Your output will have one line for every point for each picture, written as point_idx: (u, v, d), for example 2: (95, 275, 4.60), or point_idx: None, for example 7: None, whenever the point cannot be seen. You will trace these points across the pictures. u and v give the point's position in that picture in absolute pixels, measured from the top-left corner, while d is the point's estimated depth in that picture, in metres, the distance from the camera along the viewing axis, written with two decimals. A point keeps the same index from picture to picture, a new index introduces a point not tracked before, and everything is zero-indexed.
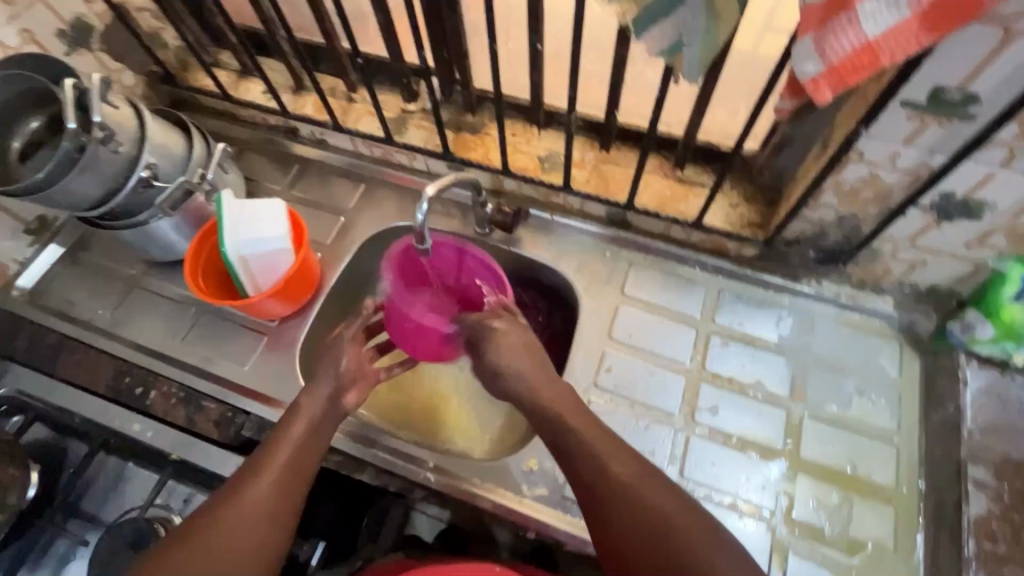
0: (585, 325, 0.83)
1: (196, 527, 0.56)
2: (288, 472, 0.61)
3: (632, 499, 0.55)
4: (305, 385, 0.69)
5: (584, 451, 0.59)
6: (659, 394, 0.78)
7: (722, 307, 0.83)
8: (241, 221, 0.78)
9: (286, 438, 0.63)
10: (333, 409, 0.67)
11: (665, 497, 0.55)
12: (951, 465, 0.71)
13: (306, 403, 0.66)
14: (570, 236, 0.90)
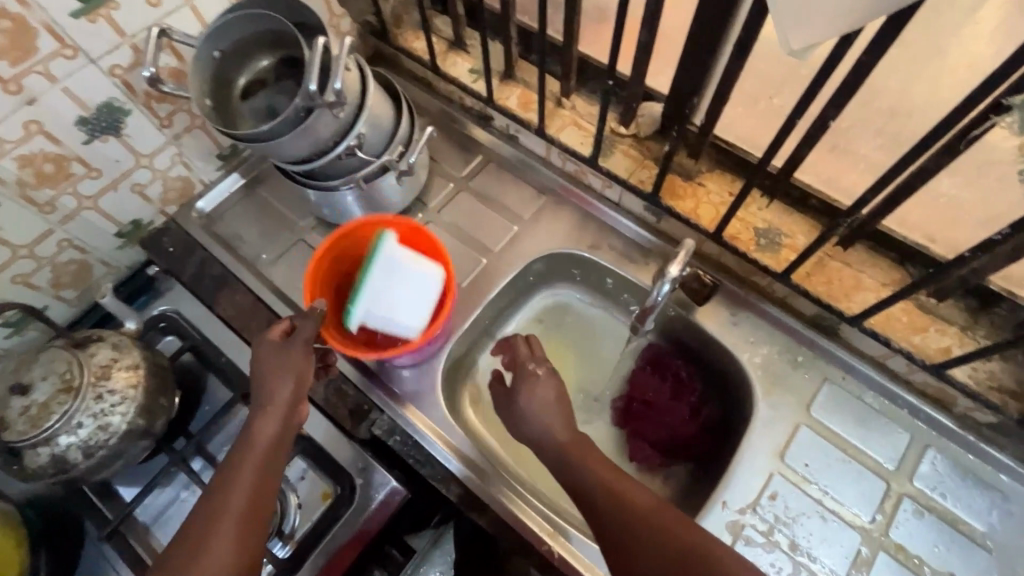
0: (755, 435, 0.73)
1: None
2: (248, 517, 0.58)
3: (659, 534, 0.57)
4: (253, 408, 0.64)
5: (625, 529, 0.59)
6: (824, 545, 0.67)
7: (924, 466, 0.70)
8: (385, 293, 0.73)
9: (240, 475, 0.60)
10: (288, 430, 0.63)
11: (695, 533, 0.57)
12: None
13: (258, 432, 0.62)
14: (764, 325, 0.78)
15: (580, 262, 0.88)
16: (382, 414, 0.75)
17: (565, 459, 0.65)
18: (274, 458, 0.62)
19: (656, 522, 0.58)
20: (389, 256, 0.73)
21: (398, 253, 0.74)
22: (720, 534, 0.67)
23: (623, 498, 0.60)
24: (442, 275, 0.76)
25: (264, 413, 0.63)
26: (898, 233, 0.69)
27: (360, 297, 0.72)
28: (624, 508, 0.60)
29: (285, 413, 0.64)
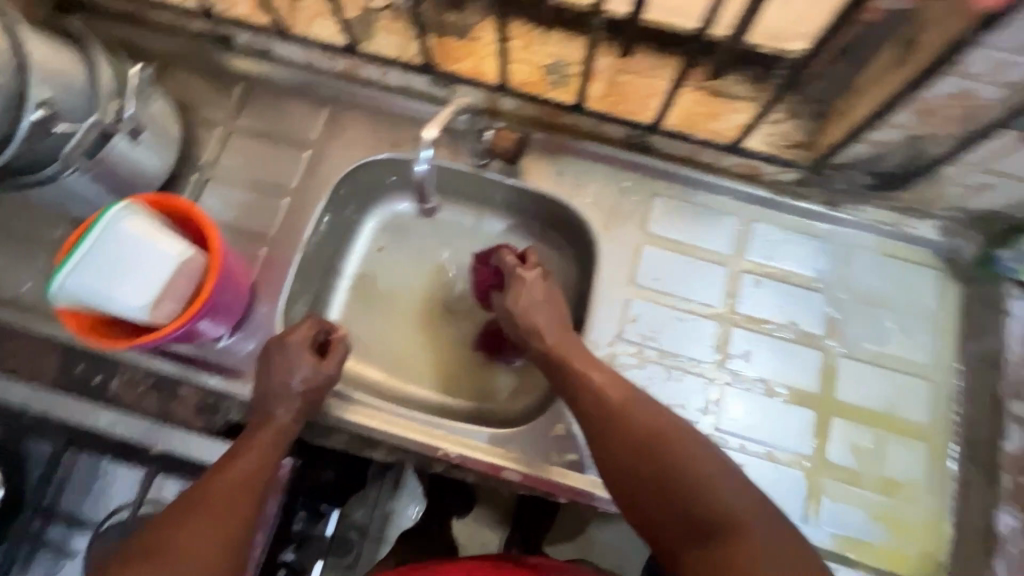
0: (604, 269, 0.74)
1: (193, 497, 0.53)
2: (244, 499, 0.55)
3: (677, 456, 0.53)
4: (284, 342, 0.64)
5: (648, 455, 0.53)
6: (688, 342, 0.71)
7: (755, 240, 0.75)
8: (112, 251, 0.55)
9: (247, 455, 0.58)
10: (319, 376, 0.64)
11: (700, 448, 0.53)
12: (988, 398, 0.67)
13: (282, 370, 0.63)
14: (585, 164, 0.77)
15: (393, 167, 0.80)
16: (232, 399, 0.69)
17: (601, 414, 0.58)
18: (274, 457, 0.59)
19: (672, 496, 0.51)
20: (116, 224, 0.55)
21: (132, 220, 0.56)
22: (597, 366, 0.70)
23: (642, 450, 0.54)
24: (196, 255, 0.59)
25: (286, 404, 0.62)
26: (662, 25, 0.67)
27: (69, 270, 0.53)
28: (645, 463, 0.53)
29: (318, 361, 0.65)
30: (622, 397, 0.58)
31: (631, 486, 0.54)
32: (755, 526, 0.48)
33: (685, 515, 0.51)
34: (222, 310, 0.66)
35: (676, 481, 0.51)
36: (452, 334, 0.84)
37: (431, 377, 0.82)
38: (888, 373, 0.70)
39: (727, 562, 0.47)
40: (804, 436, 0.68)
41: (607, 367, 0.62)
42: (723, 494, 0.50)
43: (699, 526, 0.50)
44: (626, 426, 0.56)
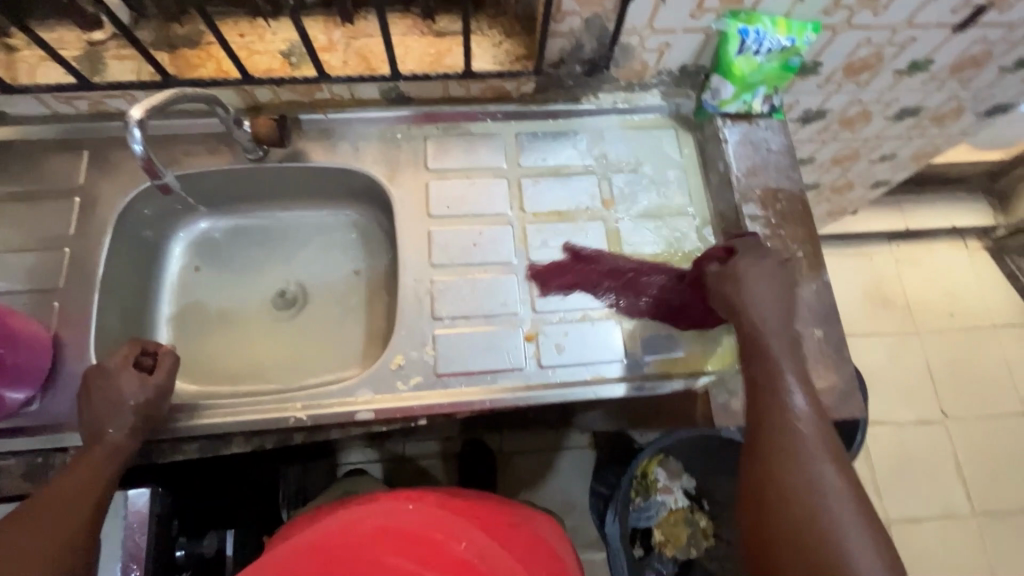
0: (400, 212, 0.80)
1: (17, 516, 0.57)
2: (52, 517, 0.57)
3: (784, 424, 0.58)
4: (104, 371, 0.65)
5: (757, 432, 0.59)
6: (493, 249, 0.80)
7: (524, 149, 0.85)
8: None
9: (69, 474, 0.61)
10: (146, 392, 0.66)
11: (806, 426, 0.58)
12: (731, 210, 0.80)
13: (107, 396, 0.64)
14: (356, 130, 0.83)
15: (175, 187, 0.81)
16: (65, 453, 0.66)
17: (749, 385, 0.63)
18: (102, 472, 0.62)
19: (767, 455, 0.58)
20: None
21: None
22: (418, 293, 0.76)
23: (754, 413, 0.61)
24: None
25: (116, 424, 0.64)
26: None
27: None
28: (767, 421, 0.59)
29: (143, 378, 0.66)
30: (760, 328, 0.64)
31: (751, 435, 0.60)
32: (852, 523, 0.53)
33: (774, 479, 0.56)
34: (15, 365, 0.64)
35: (781, 456, 0.57)
36: (292, 324, 0.86)
37: (284, 370, 0.83)
38: (657, 220, 0.83)
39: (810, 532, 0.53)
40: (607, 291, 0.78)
41: (772, 286, 0.66)
42: (821, 472, 0.56)
43: (806, 519, 0.54)
44: (772, 392, 0.60)
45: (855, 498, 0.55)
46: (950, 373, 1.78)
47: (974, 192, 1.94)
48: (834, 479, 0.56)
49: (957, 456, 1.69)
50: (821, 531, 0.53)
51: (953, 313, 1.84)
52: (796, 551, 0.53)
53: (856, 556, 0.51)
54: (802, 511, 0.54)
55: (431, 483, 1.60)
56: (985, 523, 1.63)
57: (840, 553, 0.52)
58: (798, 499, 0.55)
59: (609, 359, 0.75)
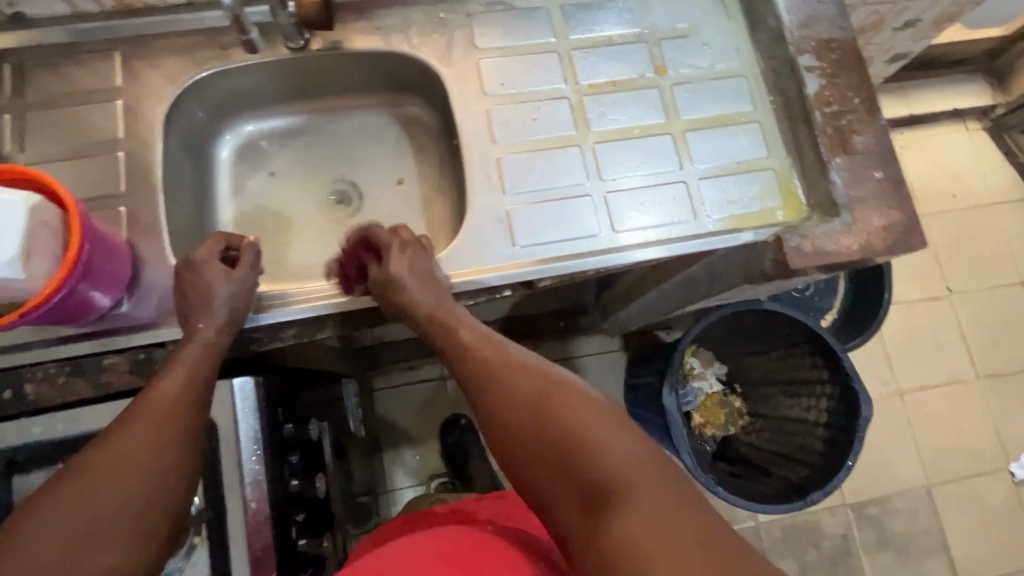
0: (454, 92, 0.78)
1: (118, 428, 0.53)
2: (160, 424, 0.54)
3: (544, 430, 0.53)
4: (190, 263, 0.65)
5: (526, 413, 0.55)
6: (551, 124, 0.79)
7: (570, 21, 0.83)
8: None
9: (165, 383, 0.57)
10: (235, 282, 0.66)
11: (575, 401, 0.53)
12: (786, 65, 0.80)
13: (195, 288, 0.64)
14: (395, 12, 0.80)
15: (215, 87, 0.78)
16: (166, 348, 0.68)
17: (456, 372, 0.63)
18: (201, 381, 0.59)
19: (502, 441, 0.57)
20: None
21: None
22: (486, 169, 0.76)
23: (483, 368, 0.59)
24: (45, 201, 0.55)
25: (206, 312, 0.64)
26: None
27: None
28: (507, 378, 0.58)
29: (228, 271, 0.66)
30: (484, 358, 0.60)
31: (514, 410, 0.55)
32: (640, 487, 0.47)
33: (526, 420, 0.54)
34: (105, 264, 0.63)
35: (547, 443, 0.52)
36: (353, 222, 0.88)
37: (353, 266, 0.86)
38: (710, 84, 0.83)
39: (592, 481, 0.49)
40: (669, 156, 0.80)
41: (479, 338, 0.63)
42: (595, 457, 0.49)
43: (583, 492, 0.49)
44: (501, 348, 0.61)
45: (634, 448, 0.50)
46: (953, 251, 1.85)
47: (976, 73, 1.95)
48: (597, 412, 0.53)
49: (962, 327, 1.79)
50: (583, 463, 0.50)
51: (956, 195, 1.90)
52: (573, 486, 0.50)
53: (620, 450, 0.50)
54: (556, 454, 0.51)
55: (472, 403, 1.61)
56: (986, 385, 1.76)
57: (604, 467, 0.49)
58: (571, 450, 0.50)
59: (679, 221, 0.77)
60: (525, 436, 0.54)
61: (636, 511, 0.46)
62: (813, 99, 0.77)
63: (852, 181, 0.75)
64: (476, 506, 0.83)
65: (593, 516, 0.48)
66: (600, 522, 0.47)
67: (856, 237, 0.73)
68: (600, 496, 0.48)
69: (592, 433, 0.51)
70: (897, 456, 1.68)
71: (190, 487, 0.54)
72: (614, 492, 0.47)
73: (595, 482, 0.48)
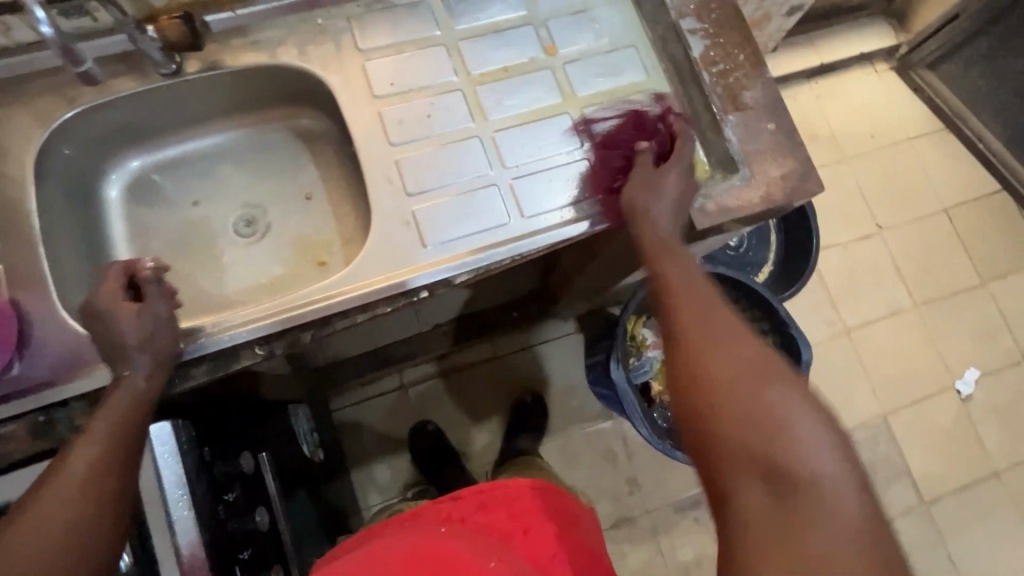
0: (344, 100, 0.77)
1: (32, 496, 0.52)
2: (73, 496, 0.52)
3: (726, 394, 0.53)
4: (93, 312, 0.62)
5: (738, 362, 0.54)
6: (447, 118, 0.78)
7: (453, 13, 0.82)
8: None
9: (87, 445, 0.55)
10: (145, 315, 0.63)
11: (744, 343, 0.56)
12: (670, 31, 0.81)
13: (106, 333, 0.62)
14: (272, 24, 0.77)
15: (89, 125, 0.73)
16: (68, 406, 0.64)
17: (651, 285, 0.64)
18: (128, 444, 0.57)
19: (693, 329, 0.58)
20: None
21: None
22: (385, 173, 0.75)
23: (708, 295, 0.61)
24: None
25: (111, 357, 0.62)
26: None
27: None
28: (704, 347, 0.56)
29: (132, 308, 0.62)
30: (692, 314, 0.58)
31: (737, 347, 0.56)
32: (824, 483, 0.48)
33: (723, 381, 0.53)
34: None
35: (779, 451, 0.49)
36: (266, 244, 0.85)
37: (272, 290, 0.83)
38: (601, 58, 0.83)
39: (783, 487, 0.48)
40: (570, 135, 0.80)
41: (681, 276, 0.62)
42: (802, 453, 0.49)
43: (770, 471, 0.49)
44: (697, 285, 0.62)
45: (835, 445, 0.50)
46: (878, 188, 1.93)
47: (877, 16, 2.03)
48: (770, 430, 0.50)
49: (895, 261, 1.88)
50: (789, 439, 0.50)
51: (874, 135, 1.98)
52: (752, 458, 0.50)
53: (823, 466, 0.49)
54: (764, 456, 0.49)
55: (437, 407, 1.59)
56: (924, 311, 1.85)
57: (798, 463, 0.49)
58: (779, 453, 0.49)
59: (589, 199, 0.77)
60: (726, 424, 0.52)
61: (833, 513, 0.47)
62: (699, 61, 0.78)
63: (746, 136, 0.76)
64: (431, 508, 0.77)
65: (784, 507, 0.48)
66: (786, 539, 0.46)
67: (757, 190, 0.75)
68: (779, 481, 0.49)
69: (785, 411, 0.51)
70: (852, 391, 1.75)
71: (109, 551, 0.53)
72: (802, 479, 0.48)
73: (781, 471, 0.49)
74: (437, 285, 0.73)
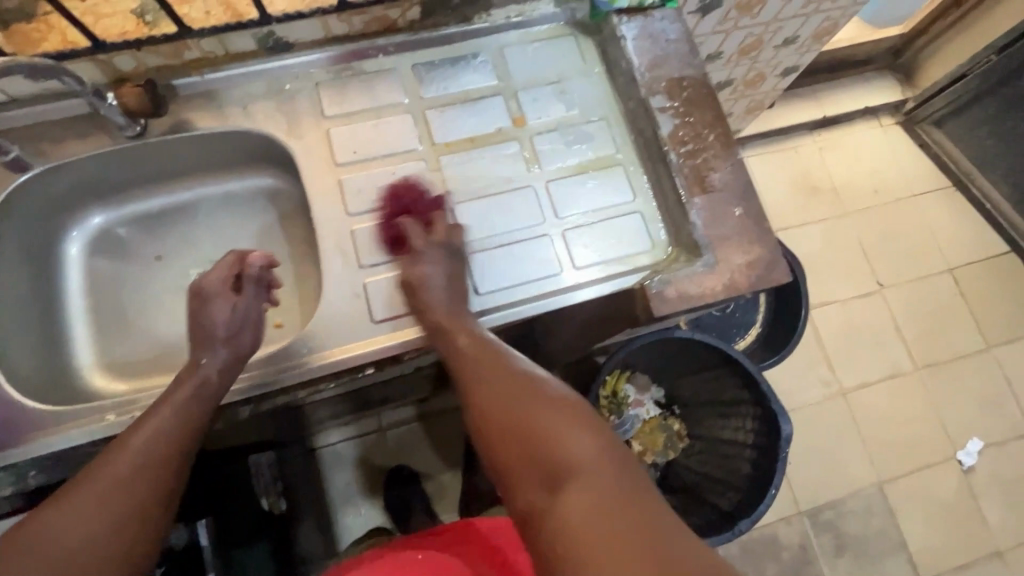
0: (305, 166, 0.76)
1: (72, 487, 0.51)
2: (122, 496, 0.51)
3: (503, 418, 0.58)
4: (233, 265, 0.69)
5: (506, 390, 0.60)
6: (409, 188, 0.77)
7: (424, 80, 0.81)
8: None
9: (127, 451, 0.54)
10: (238, 310, 0.67)
11: (499, 377, 0.61)
12: (640, 107, 0.79)
13: (216, 306, 0.66)
14: (239, 88, 0.78)
15: (51, 184, 0.74)
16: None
17: (462, 361, 0.64)
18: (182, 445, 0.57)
19: (524, 415, 0.58)
20: None
21: None
22: (341, 241, 0.74)
23: (525, 382, 0.61)
24: None
25: (50, 429, 0.63)
26: None
27: None
28: (509, 391, 0.60)
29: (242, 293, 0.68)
30: (462, 368, 0.64)
31: (498, 378, 0.62)
32: (585, 472, 0.52)
33: (490, 416, 0.59)
34: None
35: (536, 445, 0.55)
36: None
37: None
38: (571, 131, 0.82)
39: (575, 493, 0.51)
40: (534, 209, 0.78)
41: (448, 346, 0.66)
42: (568, 445, 0.54)
43: (546, 472, 0.54)
44: (479, 342, 0.66)
45: (610, 451, 0.55)
46: (880, 245, 1.88)
47: (883, 70, 2.01)
48: (569, 425, 0.56)
49: (896, 320, 1.82)
50: (557, 446, 0.54)
51: (878, 190, 1.94)
52: (530, 463, 0.55)
53: (583, 452, 0.54)
54: (546, 451, 0.55)
55: (413, 453, 1.56)
56: (925, 376, 1.77)
57: (565, 453, 0.54)
58: (555, 447, 0.54)
59: (548, 277, 0.75)
60: (504, 437, 0.58)
61: (594, 494, 0.50)
62: (668, 140, 0.77)
63: (712, 220, 0.74)
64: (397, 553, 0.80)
65: (560, 499, 0.51)
66: (562, 512, 0.50)
67: (720, 278, 0.72)
68: (557, 477, 0.53)
69: (556, 420, 0.56)
70: (847, 457, 1.68)
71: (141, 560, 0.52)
72: (568, 465, 0.53)
73: (556, 468, 0.53)
74: (384, 363, 0.71)
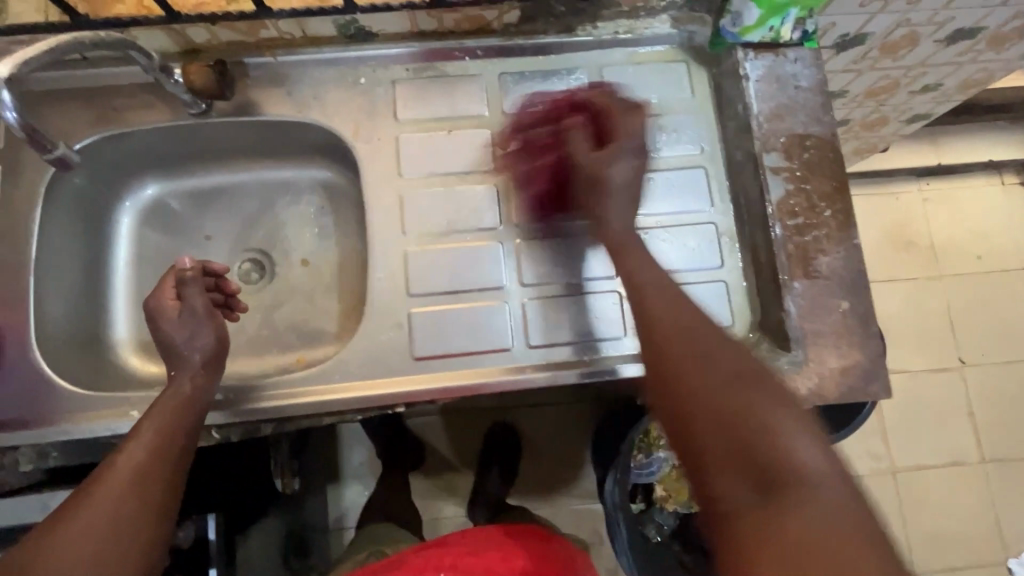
0: (367, 172, 0.70)
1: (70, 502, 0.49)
2: (127, 502, 0.50)
3: (713, 404, 0.46)
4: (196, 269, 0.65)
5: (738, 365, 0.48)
6: (473, 212, 0.70)
7: (509, 92, 0.73)
8: None
9: (129, 458, 0.52)
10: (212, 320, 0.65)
11: (717, 354, 0.48)
12: (750, 161, 0.69)
13: (171, 326, 0.63)
14: (311, 75, 0.72)
15: (108, 152, 0.71)
16: (21, 450, 0.63)
17: (652, 333, 0.51)
18: (165, 455, 0.54)
19: (741, 402, 0.46)
20: None
21: None
22: (392, 262, 0.68)
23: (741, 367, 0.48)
24: None
25: (77, 415, 0.62)
26: None
27: None
28: (699, 344, 0.49)
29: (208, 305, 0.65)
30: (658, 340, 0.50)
31: (723, 357, 0.49)
32: (807, 501, 0.42)
33: (720, 385, 0.47)
34: None
35: (762, 435, 0.45)
36: (265, 295, 0.80)
37: (259, 347, 0.77)
38: (662, 174, 0.72)
39: (795, 529, 0.40)
40: (604, 259, 0.70)
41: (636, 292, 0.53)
42: (801, 438, 0.44)
43: (764, 467, 0.44)
44: (680, 301, 0.52)
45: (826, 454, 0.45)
46: (971, 317, 1.69)
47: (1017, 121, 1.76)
48: (795, 416, 0.46)
49: (970, 402, 1.64)
50: (787, 449, 0.44)
51: (981, 256, 1.73)
52: (750, 456, 0.44)
53: (827, 494, 0.42)
54: (772, 468, 0.43)
55: None
56: (991, 469, 1.61)
57: (790, 453, 0.44)
58: (774, 447, 0.44)
59: (609, 339, 0.68)
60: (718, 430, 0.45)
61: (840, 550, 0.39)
62: (776, 208, 0.66)
63: (809, 311, 0.64)
64: (416, 559, 0.70)
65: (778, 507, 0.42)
66: (786, 547, 0.40)
67: (805, 380, 0.63)
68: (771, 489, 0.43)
69: (773, 417, 0.45)
70: None
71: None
72: (806, 503, 0.41)
73: (769, 474, 0.43)
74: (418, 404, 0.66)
